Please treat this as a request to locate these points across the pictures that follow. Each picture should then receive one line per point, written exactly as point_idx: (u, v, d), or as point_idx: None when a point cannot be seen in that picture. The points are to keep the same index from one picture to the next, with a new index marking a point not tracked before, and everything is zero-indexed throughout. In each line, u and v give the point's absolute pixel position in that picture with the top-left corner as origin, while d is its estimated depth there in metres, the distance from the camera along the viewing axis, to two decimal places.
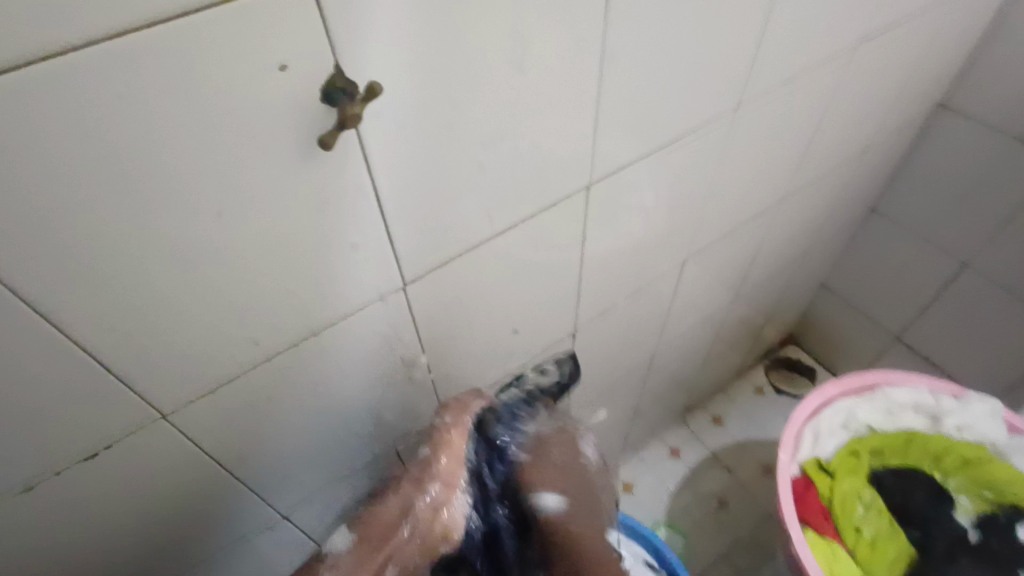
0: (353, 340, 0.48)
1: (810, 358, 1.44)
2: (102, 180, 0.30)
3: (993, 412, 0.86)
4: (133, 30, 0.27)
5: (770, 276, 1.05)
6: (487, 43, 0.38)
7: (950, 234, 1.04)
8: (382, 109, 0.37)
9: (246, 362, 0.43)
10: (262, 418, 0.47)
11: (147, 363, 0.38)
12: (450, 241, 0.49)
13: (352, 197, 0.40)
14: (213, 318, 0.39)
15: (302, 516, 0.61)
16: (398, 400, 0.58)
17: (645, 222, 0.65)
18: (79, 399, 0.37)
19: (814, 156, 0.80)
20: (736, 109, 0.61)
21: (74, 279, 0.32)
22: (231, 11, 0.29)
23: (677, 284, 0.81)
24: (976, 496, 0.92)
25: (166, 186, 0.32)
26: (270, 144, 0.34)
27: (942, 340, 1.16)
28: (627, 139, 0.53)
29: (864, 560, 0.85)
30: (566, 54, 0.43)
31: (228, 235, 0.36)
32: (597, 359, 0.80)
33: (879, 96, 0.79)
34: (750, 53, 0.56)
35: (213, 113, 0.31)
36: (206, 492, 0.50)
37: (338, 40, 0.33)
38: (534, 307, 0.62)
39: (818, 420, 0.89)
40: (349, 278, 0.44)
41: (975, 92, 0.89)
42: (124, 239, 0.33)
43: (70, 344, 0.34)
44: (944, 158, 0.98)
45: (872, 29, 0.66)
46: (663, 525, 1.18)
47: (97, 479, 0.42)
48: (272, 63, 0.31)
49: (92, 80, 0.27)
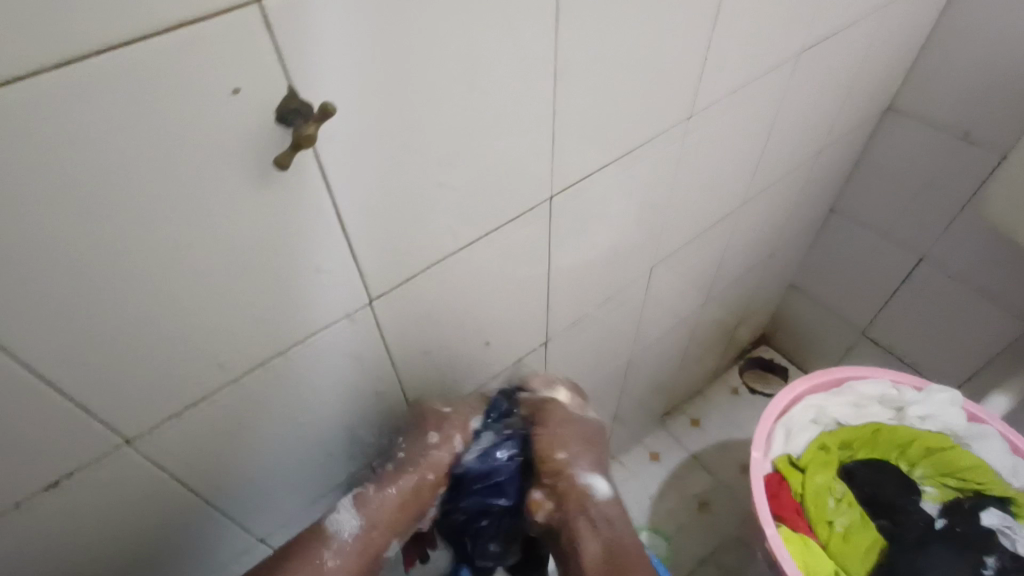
0: (318, 360, 0.49)
1: (781, 357, 1.46)
2: (53, 212, 0.31)
3: (953, 400, 0.89)
4: (81, 59, 0.27)
5: (738, 279, 1.07)
6: (443, 65, 0.39)
7: (908, 230, 1.06)
8: (337, 130, 0.37)
9: (214, 383, 0.44)
10: (232, 440, 0.49)
11: (110, 390, 0.39)
12: (414, 257, 0.49)
13: (314, 218, 0.40)
14: (174, 345, 0.40)
15: (278, 539, 0.63)
16: (371, 415, 0.60)
17: (609, 233, 0.67)
18: (44, 428, 0.38)
19: (770, 161, 0.83)
20: (689, 121, 0.63)
21: (29, 314, 0.33)
22: (184, 37, 0.29)
23: (647, 289, 0.84)
24: (939, 484, 0.92)
25: (117, 224, 0.33)
26: (225, 173, 0.35)
27: (903, 335, 1.18)
28: (588, 151, 0.55)
29: (838, 553, 0.85)
30: (520, 69, 0.43)
31: (183, 272, 0.37)
32: (566, 367, 0.83)
33: (826, 102, 0.82)
34: (698, 70, 0.58)
35: (166, 143, 0.32)
36: (177, 519, 0.51)
37: (291, 64, 0.33)
38: (504, 317, 0.64)
39: (787, 418, 0.90)
40: (312, 297, 0.45)
41: (920, 94, 0.93)
42: (80, 278, 0.33)
43: (32, 374, 0.35)
44: (894, 156, 1.01)
45: (815, 38, 0.69)
46: (646, 529, 1.19)
47: (63, 506, 0.43)
48: (225, 88, 0.32)
49: (36, 118, 0.28)
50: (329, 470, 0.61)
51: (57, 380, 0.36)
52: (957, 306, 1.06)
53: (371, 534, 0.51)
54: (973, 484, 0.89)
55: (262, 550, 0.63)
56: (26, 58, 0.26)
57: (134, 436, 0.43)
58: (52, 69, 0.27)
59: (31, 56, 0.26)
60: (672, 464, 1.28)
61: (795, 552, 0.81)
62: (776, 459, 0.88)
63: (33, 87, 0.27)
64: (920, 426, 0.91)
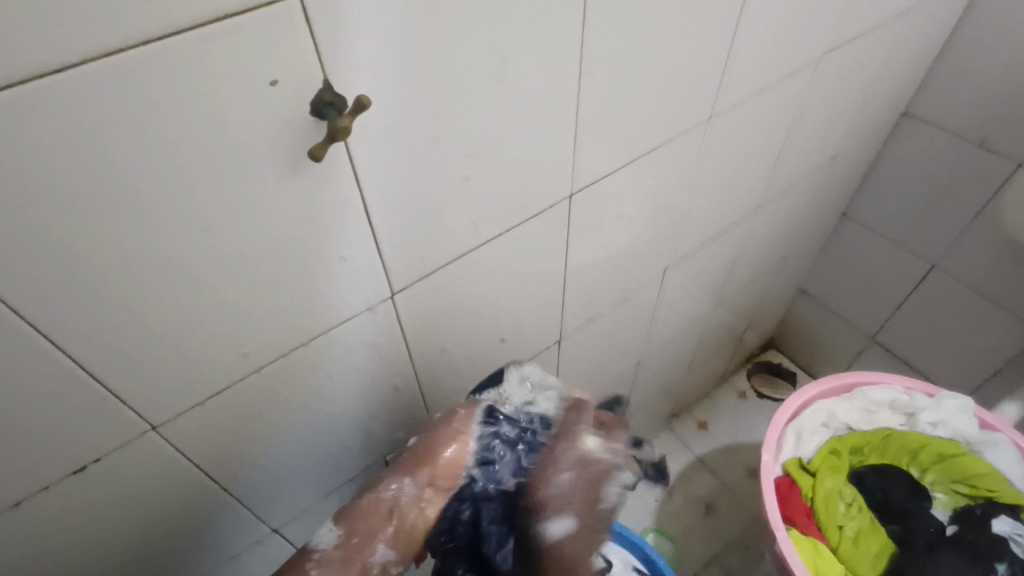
0: (339, 352, 0.50)
1: (789, 362, 1.46)
2: (91, 196, 0.31)
3: (965, 407, 0.89)
4: (128, 46, 0.28)
5: (749, 283, 1.07)
6: (471, 60, 0.39)
7: (921, 237, 1.06)
8: (367, 122, 0.38)
9: (237, 372, 0.45)
10: (252, 429, 0.50)
11: (136, 375, 0.40)
12: (435, 252, 0.49)
13: (340, 210, 0.41)
14: (201, 333, 0.41)
15: (291, 530, 0.64)
16: (386, 409, 0.60)
17: (627, 232, 0.68)
18: (74, 410, 0.38)
19: (787, 164, 0.83)
20: (709, 122, 0.63)
21: (64, 297, 0.34)
22: (227, 27, 0.30)
23: (660, 290, 0.84)
24: (950, 490, 0.92)
25: (150, 209, 0.33)
26: (258, 164, 0.35)
27: (913, 342, 1.18)
28: (609, 150, 0.55)
29: (847, 556, 0.85)
30: (546, 68, 0.44)
31: (211, 258, 0.37)
32: (577, 366, 0.83)
33: (844, 106, 0.82)
34: (719, 73, 0.58)
35: (201, 132, 0.32)
36: (195, 506, 0.52)
37: (325, 56, 0.34)
38: (519, 315, 0.64)
39: (798, 421, 0.91)
40: (335, 289, 0.45)
41: (936, 101, 0.93)
42: (113, 262, 0.34)
43: (63, 357, 0.36)
44: (909, 162, 1.01)
45: (835, 42, 0.69)
46: (652, 531, 1.19)
47: (86, 489, 0.43)
48: (263, 78, 0.32)
49: (83, 104, 0.28)
50: (344, 463, 0.61)
51: (87, 362, 0.37)
52: (969, 313, 1.06)
53: (360, 551, 0.48)
54: (984, 491, 0.89)
55: (275, 541, 0.63)
56: (77, 45, 0.27)
57: (157, 423, 0.43)
58: (101, 55, 0.28)
59: (81, 43, 0.27)
60: (679, 466, 1.28)
61: (804, 554, 0.81)
62: (787, 462, 0.89)
63: (81, 74, 0.28)
64: (930, 433, 0.91)
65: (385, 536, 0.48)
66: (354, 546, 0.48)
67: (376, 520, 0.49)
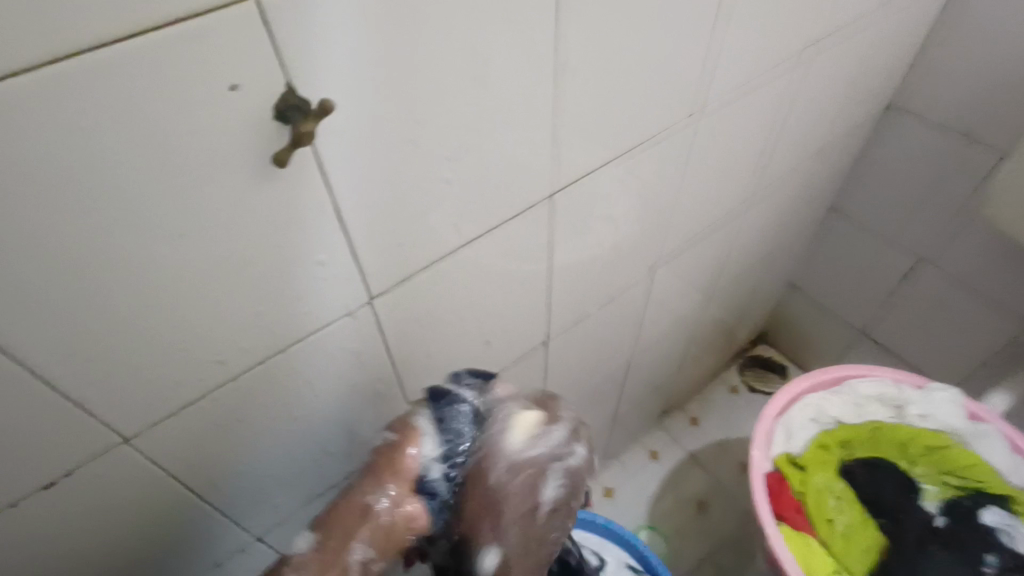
0: (318, 358, 0.49)
1: (781, 356, 1.46)
2: (46, 206, 0.30)
3: (955, 400, 0.90)
4: (78, 53, 0.27)
5: (738, 278, 1.07)
6: (446, 61, 0.39)
7: (908, 229, 1.06)
8: (338, 125, 0.37)
9: (211, 381, 0.44)
10: (231, 438, 0.49)
11: (105, 388, 0.39)
12: (414, 255, 0.49)
13: (313, 215, 0.40)
14: (172, 343, 0.40)
15: (276, 537, 0.63)
16: (371, 414, 0.59)
17: (612, 230, 0.67)
18: (42, 425, 0.38)
19: (773, 159, 0.82)
20: (691, 119, 0.62)
21: (25, 311, 0.33)
22: (182, 32, 0.29)
23: (648, 287, 0.83)
24: (941, 482, 0.91)
25: (112, 219, 0.33)
26: (223, 170, 0.34)
27: (903, 335, 1.18)
28: (590, 148, 0.55)
29: (838, 551, 0.86)
30: (522, 66, 0.43)
31: (180, 266, 0.37)
32: (566, 366, 0.82)
33: (828, 101, 0.82)
34: (700, 70, 0.58)
35: (160, 140, 0.31)
36: (175, 516, 0.51)
37: (289, 61, 0.33)
38: (505, 316, 0.64)
39: (786, 417, 0.91)
40: (312, 294, 0.44)
41: (921, 93, 0.92)
42: (75, 274, 0.33)
43: (26, 372, 0.35)
44: (896, 154, 1.00)
45: (818, 37, 0.69)
46: (645, 527, 1.19)
47: (59, 504, 0.43)
48: (222, 82, 0.31)
49: (34, 113, 0.27)
50: (329, 469, 0.61)
51: (54, 377, 0.36)
52: (957, 305, 1.06)
53: (337, 553, 0.45)
54: (973, 483, 0.89)
55: (259, 548, 0.62)
56: (24, 54, 0.26)
57: (130, 435, 0.42)
58: (50, 63, 0.27)
59: (28, 50, 0.26)
60: (671, 462, 1.28)
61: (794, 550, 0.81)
62: (777, 458, 0.89)
63: (29, 83, 0.27)
64: (919, 425, 0.92)
65: (363, 534, 0.45)
66: (332, 549, 0.45)
67: (353, 523, 0.45)
